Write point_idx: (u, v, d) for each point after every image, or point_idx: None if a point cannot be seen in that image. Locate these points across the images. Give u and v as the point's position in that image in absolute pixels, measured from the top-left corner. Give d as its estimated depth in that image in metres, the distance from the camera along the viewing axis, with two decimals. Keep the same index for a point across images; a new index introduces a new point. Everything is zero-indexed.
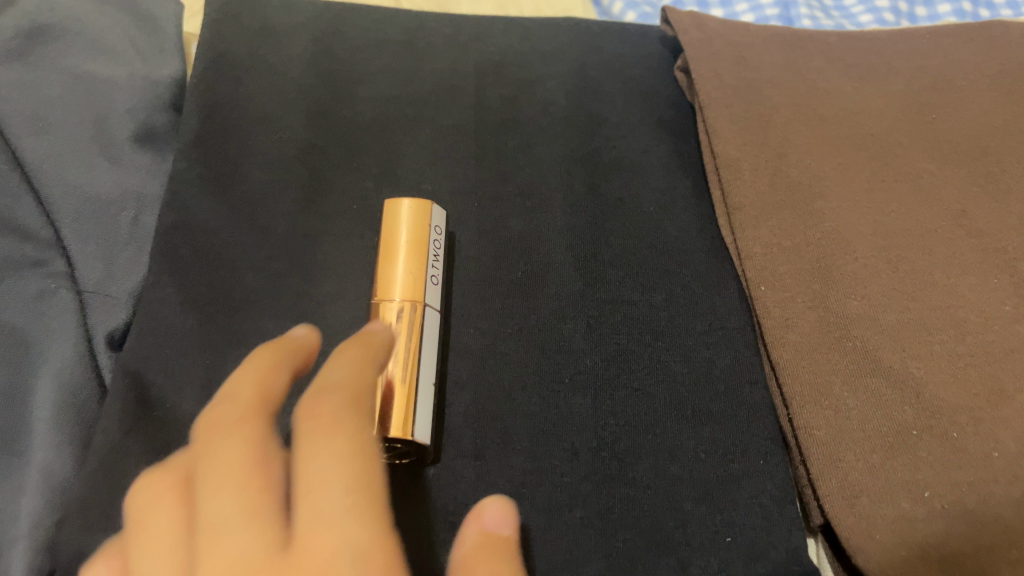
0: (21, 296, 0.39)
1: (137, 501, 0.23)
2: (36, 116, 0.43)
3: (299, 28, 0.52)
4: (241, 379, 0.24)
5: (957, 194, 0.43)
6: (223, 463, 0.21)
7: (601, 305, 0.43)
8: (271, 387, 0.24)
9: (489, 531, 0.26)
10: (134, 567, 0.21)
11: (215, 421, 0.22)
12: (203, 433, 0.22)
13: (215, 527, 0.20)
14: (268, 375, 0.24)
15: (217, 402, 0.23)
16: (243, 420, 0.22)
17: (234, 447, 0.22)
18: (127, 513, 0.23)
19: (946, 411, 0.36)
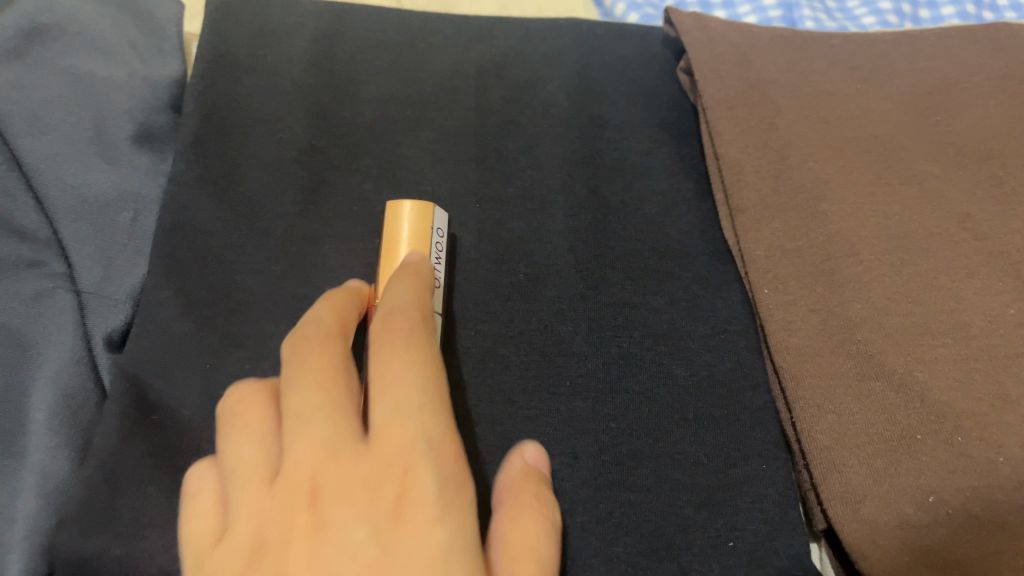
0: (17, 297, 0.38)
1: (238, 401, 0.31)
2: (34, 116, 0.43)
3: (300, 28, 0.51)
4: (326, 313, 0.33)
5: (961, 197, 0.43)
6: (317, 368, 0.30)
7: (602, 307, 0.42)
8: (347, 318, 0.33)
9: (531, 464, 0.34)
10: (240, 444, 0.30)
11: (308, 338, 0.31)
12: (298, 348, 0.31)
13: (309, 417, 0.28)
14: (349, 311, 0.34)
15: (308, 326, 0.32)
16: (329, 340, 0.31)
17: (319, 360, 0.30)
18: (228, 408, 0.31)
19: (951, 415, 0.36)
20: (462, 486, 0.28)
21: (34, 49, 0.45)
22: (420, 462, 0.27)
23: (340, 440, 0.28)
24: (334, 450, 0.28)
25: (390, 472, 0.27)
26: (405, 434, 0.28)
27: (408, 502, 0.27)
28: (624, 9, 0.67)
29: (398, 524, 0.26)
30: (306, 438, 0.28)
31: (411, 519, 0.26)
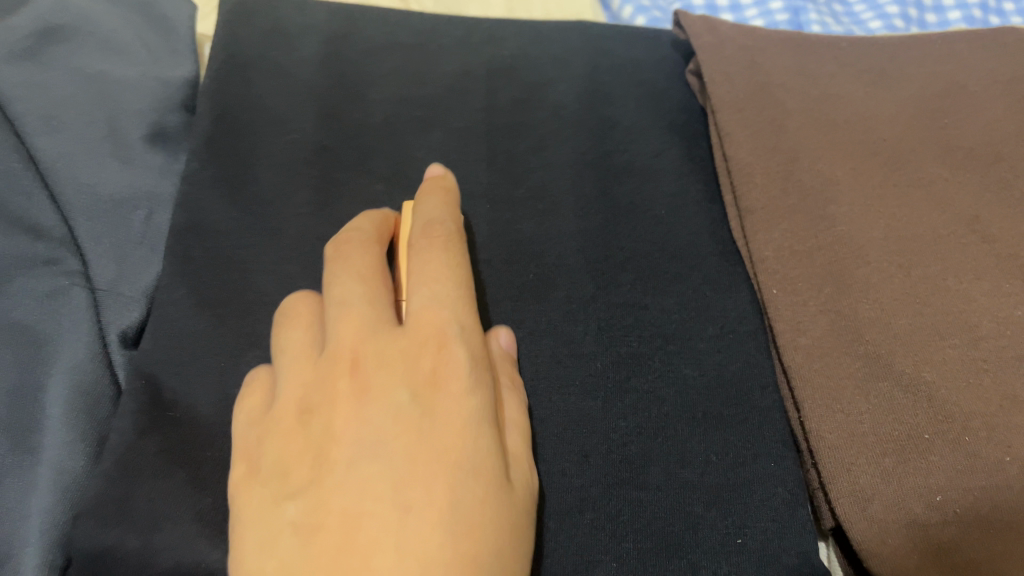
0: (31, 294, 0.38)
1: (293, 297, 0.38)
2: (49, 117, 0.43)
3: (311, 29, 0.52)
4: (366, 225, 0.40)
5: (969, 200, 0.43)
6: (362, 266, 0.37)
7: (611, 308, 0.43)
8: (383, 231, 0.40)
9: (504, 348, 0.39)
10: (293, 330, 0.36)
11: (352, 241, 0.38)
12: (345, 249, 0.38)
13: (358, 303, 0.35)
14: (386, 225, 0.40)
15: (352, 233, 0.39)
16: (370, 246, 0.38)
17: (363, 258, 0.37)
18: (284, 304, 0.38)
19: (959, 415, 0.36)
20: (485, 366, 0.34)
21: (48, 49, 0.45)
22: (450, 341, 0.34)
23: (380, 325, 0.35)
24: (377, 330, 0.35)
25: (424, 348, 0.34)
26: (437, 321, 0.35)
27: (438, 373, 0.33)
28: (632, 13, 0.67)
29: (432, 389, 0.32)
30: (349, 320, 0.35)
31: (446, 386, 0.32)
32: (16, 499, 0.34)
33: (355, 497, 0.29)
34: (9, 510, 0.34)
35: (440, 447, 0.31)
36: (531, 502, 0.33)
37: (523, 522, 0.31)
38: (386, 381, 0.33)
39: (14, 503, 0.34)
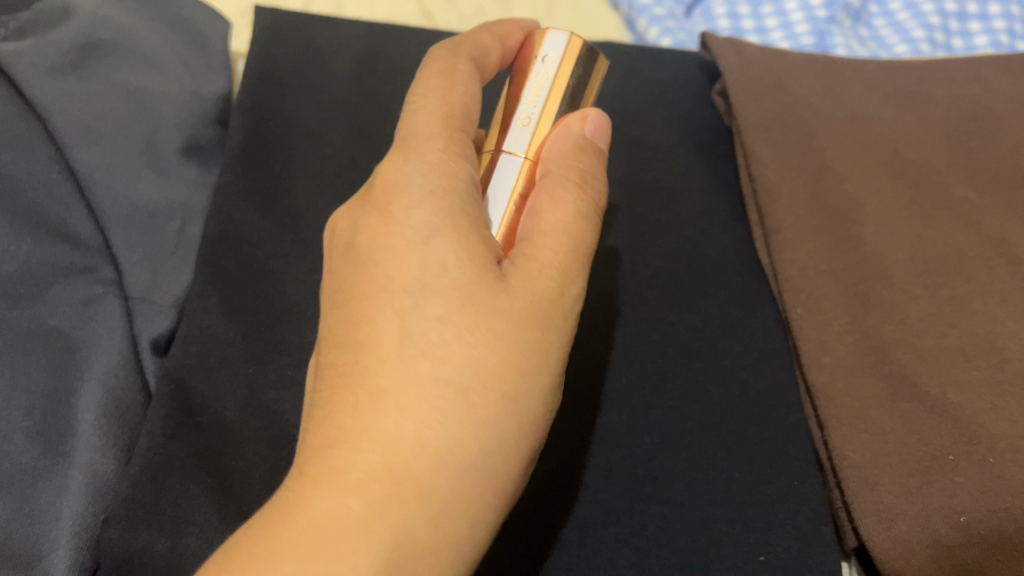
0: (68, 300, 0.39)
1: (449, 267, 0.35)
2: (89, 129, 0.43)
3: (342, 45, 0.53)
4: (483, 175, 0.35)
5: (996, 221, 0.43)
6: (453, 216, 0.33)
7: (639, 324, 0.44)
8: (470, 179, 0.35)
9: (597, 149, 0.35)
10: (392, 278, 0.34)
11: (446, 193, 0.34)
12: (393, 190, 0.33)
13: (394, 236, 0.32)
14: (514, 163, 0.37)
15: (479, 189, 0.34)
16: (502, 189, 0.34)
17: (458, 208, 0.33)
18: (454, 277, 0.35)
19: (985, 436, 0.36)
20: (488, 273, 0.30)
21: (88, 64, 0.45)
22: (415, 173, 0.32)
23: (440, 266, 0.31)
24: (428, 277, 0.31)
25: (377, 213, 0.32)
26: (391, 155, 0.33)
27: (398, 203, 0.31)
28: (658, 34, 0.67)
29: (381, 229, 0.31)
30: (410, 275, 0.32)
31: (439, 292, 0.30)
32: (46, 497, 0.35)
33: (326, 352, 0.31)
34: (41, 510, 0.34)
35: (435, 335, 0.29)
36: (530, 326, 0.30)
37: (513, 338, 0.30)
38: (347, 231, 0.33)
39: (45, 501, 0.34)
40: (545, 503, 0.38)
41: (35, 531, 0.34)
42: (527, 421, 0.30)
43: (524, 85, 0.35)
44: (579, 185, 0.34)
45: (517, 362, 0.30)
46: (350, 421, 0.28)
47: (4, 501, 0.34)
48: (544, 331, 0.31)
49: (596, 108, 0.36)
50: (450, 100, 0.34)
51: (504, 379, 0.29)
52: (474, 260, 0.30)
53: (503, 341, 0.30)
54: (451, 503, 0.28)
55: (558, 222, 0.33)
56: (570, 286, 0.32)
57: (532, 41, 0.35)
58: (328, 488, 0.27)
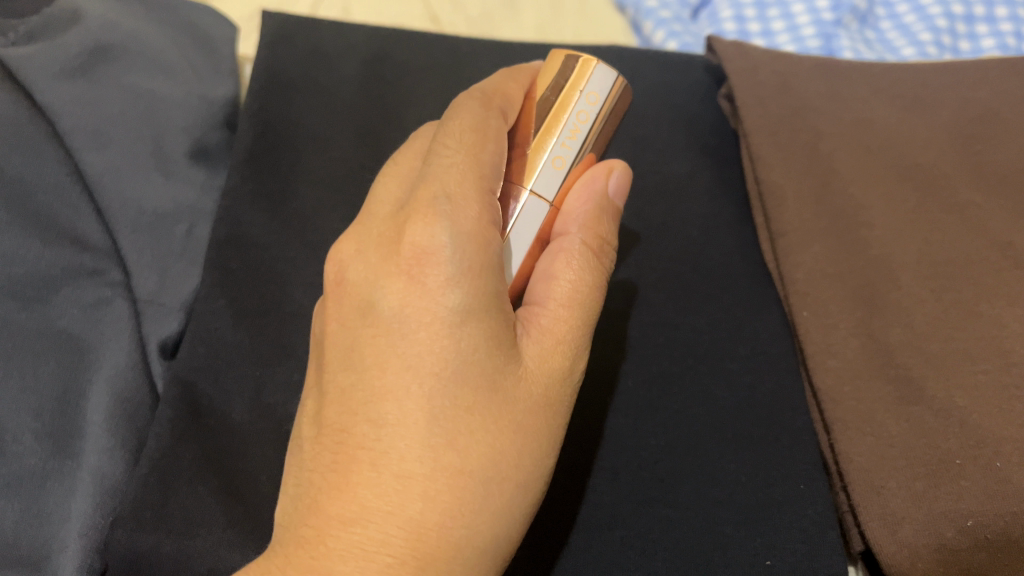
0: (76, 302, 0.39)
1: None
2: (97, 132, 0.43)
3: (350, 49, 0.53)
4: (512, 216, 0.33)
5: (1004, 225, 0.42)
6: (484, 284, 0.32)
7: (645, 327, 0.44)
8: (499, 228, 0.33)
9: (615, 209, 0.36)
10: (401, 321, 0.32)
11: None
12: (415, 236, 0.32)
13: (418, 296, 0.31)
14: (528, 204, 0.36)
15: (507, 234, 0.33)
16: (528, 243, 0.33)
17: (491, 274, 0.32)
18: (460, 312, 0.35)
19: (991, 440, 0.36)
20: (508, 358, 0.31)
21: (97, 67, 0.45)
22: (451, 241, 0.30)
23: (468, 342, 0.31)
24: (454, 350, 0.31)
25: (408, 278, 0.31)
26: (423, 211, 0.31)
27: (432, 273, 0.30)
28: (664, 38, 0.67)
29: (410, 296, 0.30)
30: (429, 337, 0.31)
31: (469, 378, 0.30)
32: (56, 500, 0.35)
33: (341, 412, 0.30)
34: (50, 513, 0.34)
35: (464, 424, 0.29)
36: (544, 415, 0.31)
37: (530, 428, 0.31)
38: (366, 279, 0.32)
39: (54, 504, 0.35)
40: (551, 506, 0.38)
41: (43, 533, 0.34)
42: (530, 507, 0.31)
43: (562, 119, 0.34)
44: (594, 250, 0.34)
45: (532, 451, 0.31)
46: (373, 500, 0.29)
47: (11, 504, 0.34)
48: (554, 417, 0.32)
49: (620, 164, 0.37)
50: (482, 159, 0.32)
51: (521, 462, 0.30)
52: (500, 347, 0.31)
53: (521, 432, 0.30)
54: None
55: (575, 292, 0.33)
56: (579, 360, 0.33)
57: (571, 73, 0.34)
58: (354, 566, 0.28)
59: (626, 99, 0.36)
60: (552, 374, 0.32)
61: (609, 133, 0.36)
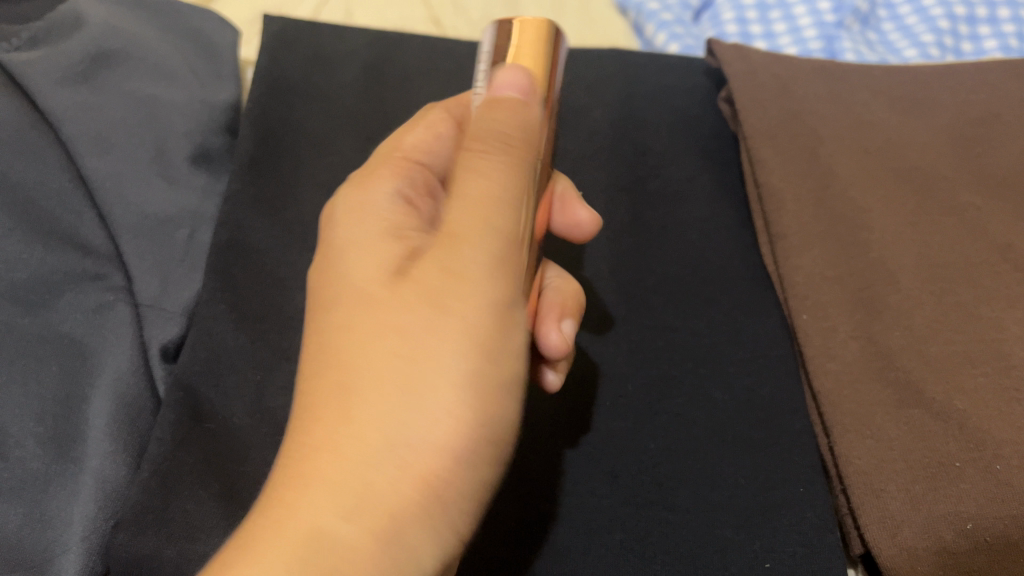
0: (78, 307, 0.39)
1: None
2: (100, 137, 0.43)
3: (351, 54, 0.53)
4: None
5: (1004, 228, 0.42)
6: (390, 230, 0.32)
7: (644, 330, 0.44)
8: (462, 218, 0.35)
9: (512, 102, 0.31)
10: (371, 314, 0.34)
11: None
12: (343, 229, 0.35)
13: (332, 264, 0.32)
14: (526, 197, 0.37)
15: None
16: None
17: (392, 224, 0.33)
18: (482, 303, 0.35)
19: (991, 443, 0.36)
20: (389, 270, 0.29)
21: (99, 73, 0.45)
22: (352, 210, 0.33)
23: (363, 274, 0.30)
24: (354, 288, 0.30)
25: (318, 253, 0.33)
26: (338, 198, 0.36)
27: (333, 238, 0.33)
28: (665, 40, 0.67)
29: (325, 269, 0.32)
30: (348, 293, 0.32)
31: (352, 300, 0.29)
32: (58, 504, 0.35)
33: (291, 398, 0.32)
34: (53, 516, 0.35)
35: (344, 342, 0.28)
36: (437, 302, 0.27)
37: (424, 319, 0.27)
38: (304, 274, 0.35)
39: (56, 508, 0.35)
40: (550, 511, 0.38)
41: (46, 537, 0.34)
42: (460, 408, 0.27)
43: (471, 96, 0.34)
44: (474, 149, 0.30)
45: (430, 339, 0.27)
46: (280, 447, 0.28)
47: (15, 507, 0.34)
48: (489, 319, 0.27)
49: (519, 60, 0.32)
50: (407, 155, 0.38)
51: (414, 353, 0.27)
52: (381, 266, 0.30)
53: (409, 327, 0.27)
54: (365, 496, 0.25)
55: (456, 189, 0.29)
56: (491, 242, 0.28)
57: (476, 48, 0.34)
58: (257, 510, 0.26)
59: (522, 21, 0.32)
60: (478, 272, 0.28)
61: (546, 72, 0.32)
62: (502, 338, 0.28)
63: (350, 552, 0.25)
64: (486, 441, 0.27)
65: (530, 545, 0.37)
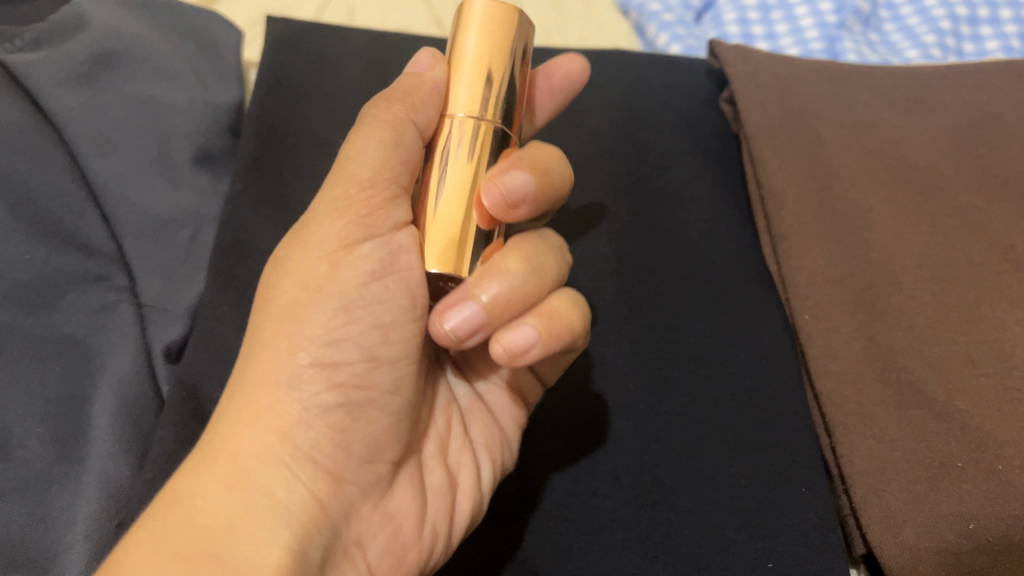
0: (82, 308, 0.39)
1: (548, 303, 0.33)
2: (102, 138, 0.43)
3: (353, 55, 0.53)
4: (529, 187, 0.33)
5: (1006, 228, 0.42)
6: None
7: (646, 330, 0.44)
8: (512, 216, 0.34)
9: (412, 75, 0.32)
10: None
11: None
12: None
13: None
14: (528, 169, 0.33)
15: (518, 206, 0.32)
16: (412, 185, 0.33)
17: None
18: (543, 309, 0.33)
19: (993, 443, 0.36)
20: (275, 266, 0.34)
21: (102, 74, 0.45)
22: None
23: None
24: None
25: None
26: None
27: None
28: (667, 41, 0.67)
29: None
30: None
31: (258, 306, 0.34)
32: (61, 505, 0.35)
33: None
34: (57, 516, 0.35)
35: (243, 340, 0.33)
36: (296, 266, 0.31)
37: (277, 288, 0.31)
38: None
39: (59, 508, 0.35)
40: (553, 510, 0.38)
41: (49, 537, 0.34)
42: (293, 350, 0.30)
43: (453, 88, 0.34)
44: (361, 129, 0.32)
45: (282, 305, 0.31)
46: None
47: (19, 507, 0.34)
48: (314, 271, 0.31)
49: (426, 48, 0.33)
50: None
51: (268, 325, 0.31)
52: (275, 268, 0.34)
53: (270, 302, 0.31)
54: (220, 454, 0.29)
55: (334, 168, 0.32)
56: (339, 194, 0.31)
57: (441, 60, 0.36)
58: None
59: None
60: (308, 238, 0.31)
61: (490, 38, 0.30)
62: (330, 281, 0.30)
63: (210, 504, 0.28)
64: (311, 372, 0.30)
65: (530, 543, 0.37)
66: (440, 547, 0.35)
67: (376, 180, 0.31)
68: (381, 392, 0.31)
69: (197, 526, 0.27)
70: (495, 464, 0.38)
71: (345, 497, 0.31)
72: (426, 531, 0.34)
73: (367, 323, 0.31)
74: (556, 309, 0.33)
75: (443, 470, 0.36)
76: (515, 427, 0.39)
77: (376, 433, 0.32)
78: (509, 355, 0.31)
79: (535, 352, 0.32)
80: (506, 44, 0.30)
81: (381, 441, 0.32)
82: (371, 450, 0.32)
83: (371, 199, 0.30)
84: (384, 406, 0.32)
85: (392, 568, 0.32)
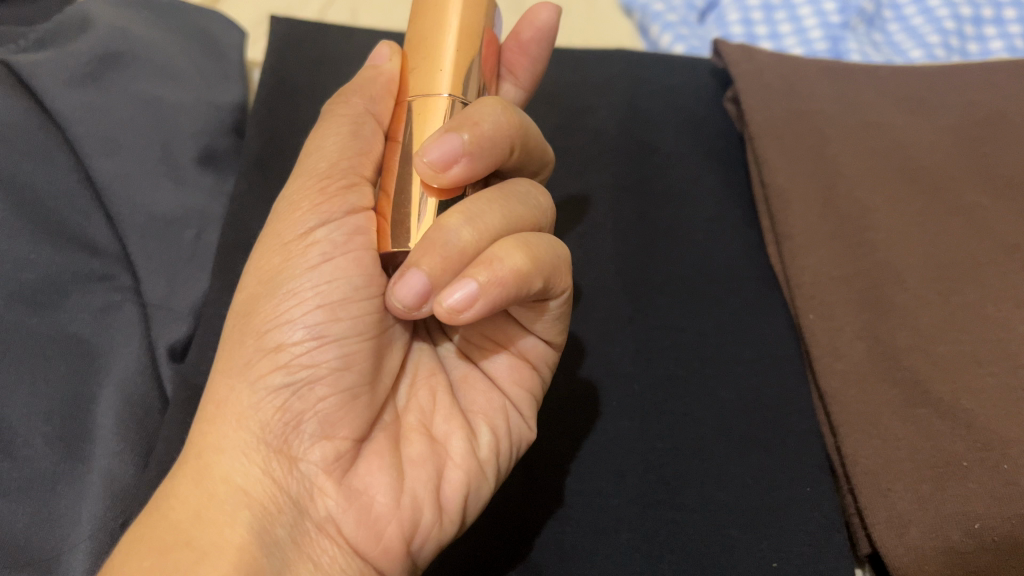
0: (87, 307, 0.39)
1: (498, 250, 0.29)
2: (107, 139, 0.43)
3: (357, 55, 0.53)
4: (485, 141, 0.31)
5: (1011, 228, 0.42)
6: None
7: (651, 330, 0.44)
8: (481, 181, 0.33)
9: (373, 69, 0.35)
10: None
11: None
12: None
13: None
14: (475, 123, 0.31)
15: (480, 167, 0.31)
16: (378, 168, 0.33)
17: None
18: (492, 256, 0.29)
19: (999, 442, 0.36)
20: None
21: (108, 74, 0.45)
22: None
23: None
24: None
25: None
26: None
27: None
28: (671, 42, 0.67)
29: None
30: None
31: None
32: (67, 504, 0.35)
33: None
34: (61, 515, 0.35)
35: None
36: (256, 265, 0.32)
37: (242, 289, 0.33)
38: None
39: (65, 507, 0.35)
40: (557, 509, 0.38)
41: (54, 535, 0.34)
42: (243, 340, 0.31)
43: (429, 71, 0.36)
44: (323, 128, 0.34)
45: (241, 301, 0.32)
46: None
47: (24, 505, 0.34)
48: (268, 263, 0.32)
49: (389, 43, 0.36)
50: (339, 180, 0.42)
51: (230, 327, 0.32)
52: None
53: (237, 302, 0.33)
54: (189, 454, 0.30)
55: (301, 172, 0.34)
56: (295, 191, 0.33)
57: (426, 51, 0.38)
58: None
59: None
60: (271, 234, 0.32)
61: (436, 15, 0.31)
62: (282, 269, 0.31)
63: (180, 500, 0.28)
64: (258, 356, 0.30)
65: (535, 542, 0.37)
66: (431, 518, 0.32)
67: (332, 168, 0.32)
68: (328, 367, 0.30)
69: (168, 522, 0.27)
70: (496, 433, 0.36)
71: (304, 475, 0.30)
72: (406, 502, 0.32)
73: (311, 302, 0.30)
74: (502, 256, 0.29)
75: (427, 441, 0.34)
76: (514, 394, 0.37)
77: (327, 410, 0.31)
78: (450, 311, 0.27)
79: (480, 306, 0.28)
80: (478, 28, 0.31)
81: (334, 416, 0.31)
82: (324, 423, 0.31)
83: (326, 187, 0.32)
84: (333, 381, 0.31)
85: (367, 542, 0.31)
